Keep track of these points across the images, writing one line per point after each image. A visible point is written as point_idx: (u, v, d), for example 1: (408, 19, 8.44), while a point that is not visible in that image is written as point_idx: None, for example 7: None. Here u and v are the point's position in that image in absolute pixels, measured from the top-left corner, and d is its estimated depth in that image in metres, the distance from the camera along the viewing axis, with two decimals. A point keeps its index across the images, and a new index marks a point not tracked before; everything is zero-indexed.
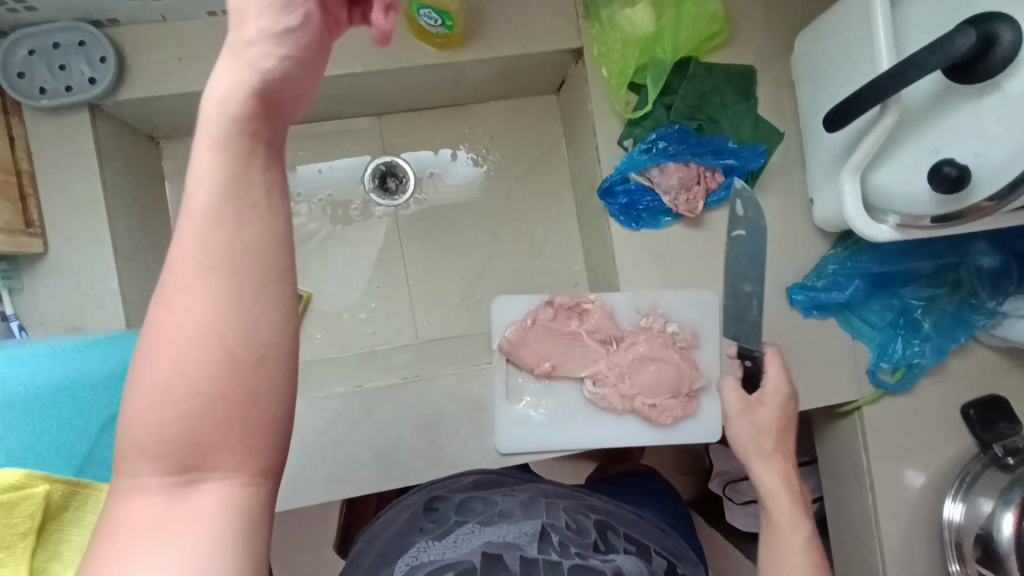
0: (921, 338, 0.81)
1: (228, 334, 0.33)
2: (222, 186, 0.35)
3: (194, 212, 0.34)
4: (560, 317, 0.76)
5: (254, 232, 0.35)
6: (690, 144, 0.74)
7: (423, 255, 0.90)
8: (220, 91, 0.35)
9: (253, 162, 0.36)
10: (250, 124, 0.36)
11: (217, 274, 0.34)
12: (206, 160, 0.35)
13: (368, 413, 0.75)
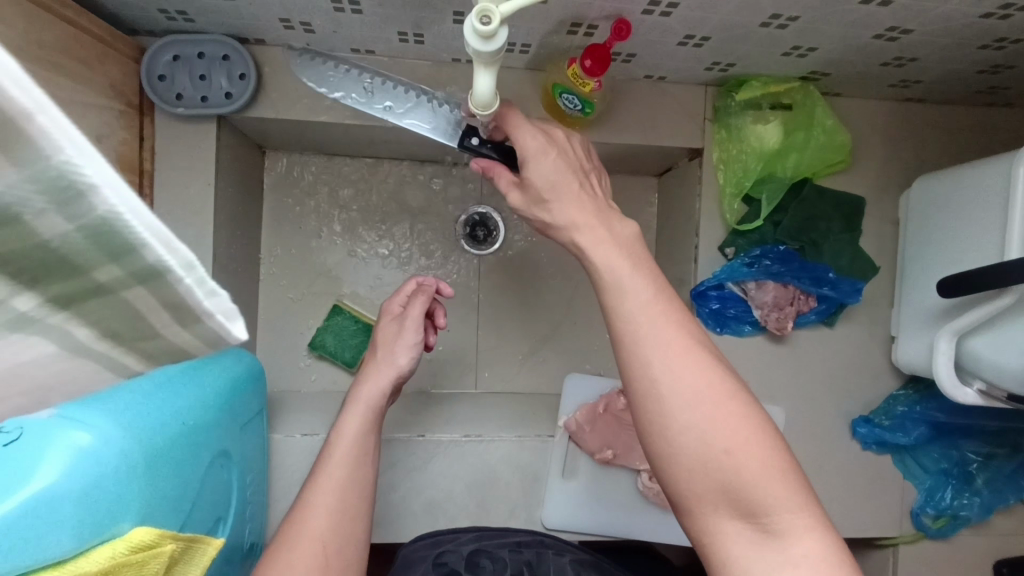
0: (971, 491, 0.81)
1: (336, 542, 0.55)
2: (342, 500, 0.57)
3: (337, 468, 0.59)
4: None
5: (355, 471, 0.60)
6: (793, 267, 0.75)
7: (498, 307, 0.91)
8: (351, 432, 0.62)
9: (361, 462, 0.60)
10: (369, 444, 0.62)
11: (342, 510, 0.57)
12: (330, 488, 0.58)
13: (425, 464, 0.76)
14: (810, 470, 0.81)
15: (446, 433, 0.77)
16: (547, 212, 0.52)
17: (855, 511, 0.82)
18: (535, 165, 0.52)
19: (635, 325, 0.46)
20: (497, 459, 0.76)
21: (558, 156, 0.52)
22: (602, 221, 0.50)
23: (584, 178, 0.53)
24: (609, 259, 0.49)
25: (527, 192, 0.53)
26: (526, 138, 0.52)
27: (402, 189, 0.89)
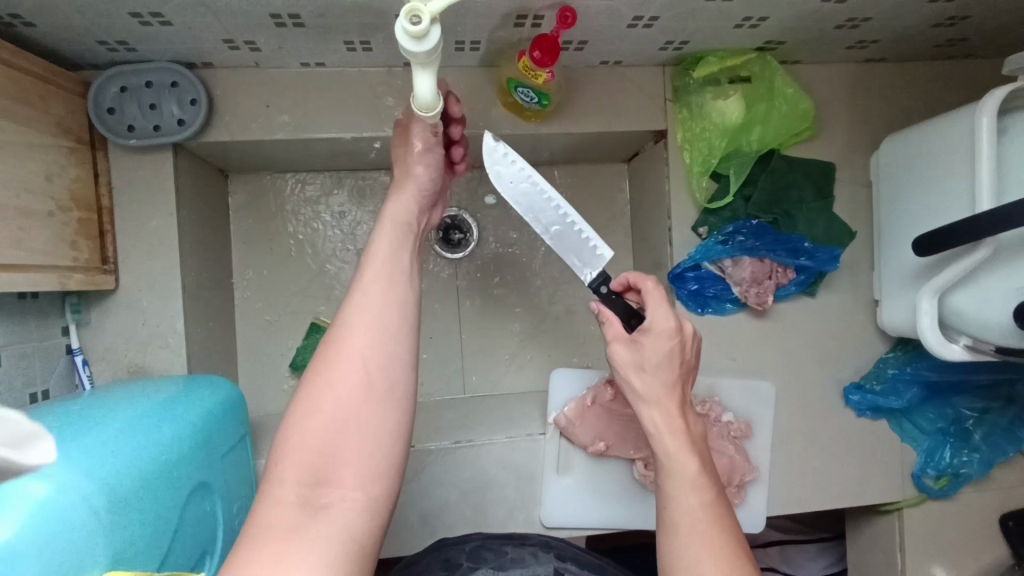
0: (970, 448, 0.81)
1: (371, 386, 0.47)
2: (376, 338, 0.48)
3: (363, 310, 0.49)
4: (620, 399, 0.74)
5: (383, 320, 0.49)
6: (767, 241, 0.75)
7: (478, 310, 0.90)
8: (382, 233, 0.54)
9: (392, 287, 0.51)
10: (399, 258, 0.53)
11: (375, 359, 0.48)
12: (365, 307, 0.49)
13: (418, 475, 0.75)
14: (806, 442, 0.81)
15: (436, 441, 0.77)
16: (640, 378, 0.56)
17: (855, 479, 0.82)
18: (654, 339, 0.56)
19: (683, 515, 0.49)
20: (490, 463, 0.76)
21: (679, 340, 0.56)
22: (684, 414, 0.55)
23: (688, 367, 0.58)
24: (659, 433, 0.54)
25: (637, 352, 0.56)
26: (657, 313, 0.57)
27: (372, 202, 0.88)
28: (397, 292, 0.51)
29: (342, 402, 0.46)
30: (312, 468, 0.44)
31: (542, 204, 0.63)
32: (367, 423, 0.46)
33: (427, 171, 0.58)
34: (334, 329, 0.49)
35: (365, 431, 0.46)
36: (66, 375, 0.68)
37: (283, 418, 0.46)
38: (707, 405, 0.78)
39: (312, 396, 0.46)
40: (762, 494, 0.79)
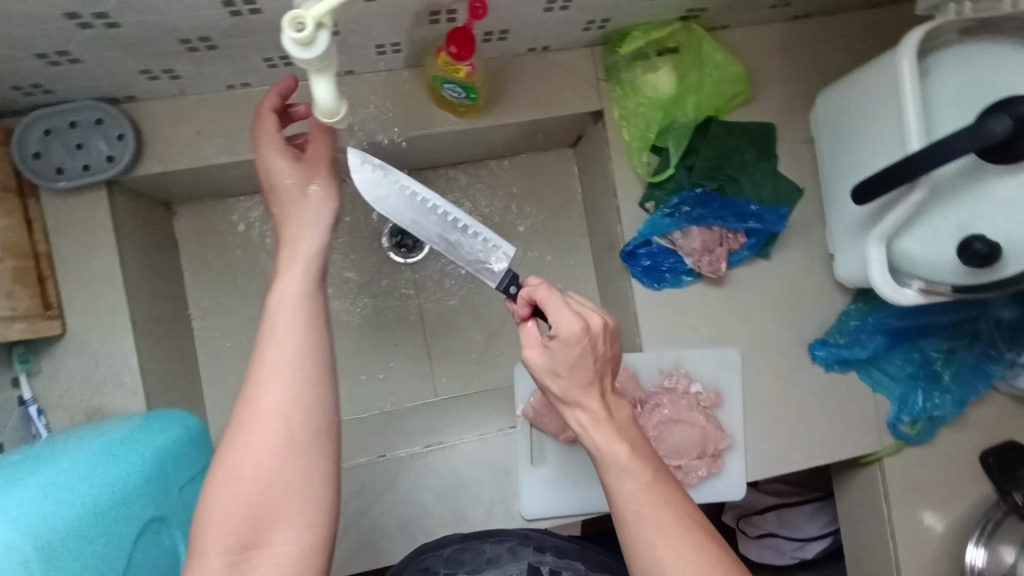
0: (941, 389, 0.81)
1: (294, 436, 0.44)
2: (292, 391, 0.45)
3: (278, 362, 0.46)
4: None
5: (294, 364, 0.46)
6: (712, 208, 0.75)
7: (440, 312, 0.90)
8: (292, 279, 0.49)
9: (304, 334, 0.47)
10: (316, 309, 0.49)
11: (296, 412, 0.45)
12: (282, 355, 0.46)
13: (393, 482, 0.75)
14: (778, 404, 0.81)
15: (407, 448, 0.77)
16: (558, 384, 0.53)
17: (832, 435, 0.82)
18: (563, 338, 0.51)
19: (632, 513, 0.49)
20: (464, 462, 0.76)
21: (586, 338, 0.51)
22: (611, 419, 0.53)
23: (605, 363, 0.54)
24: (587, 430, 0.52)
25: (549, 357, 0.52)
26: (557, 314, 0.52)
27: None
28: (315, 335, 0.48)
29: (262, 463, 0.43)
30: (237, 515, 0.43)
31: (425, 212, 0.60)
32: (290, 478, 0.44)
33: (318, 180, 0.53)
34: (247, 385, 0.46)
35: (291, 483, 0.44)
36: (21, 425, 0.67)
37: (208, 472, 0.45)
38: (673, 378, 0.78)
39: (230, 454, 0.44)
40: (739, 460, 0.79)
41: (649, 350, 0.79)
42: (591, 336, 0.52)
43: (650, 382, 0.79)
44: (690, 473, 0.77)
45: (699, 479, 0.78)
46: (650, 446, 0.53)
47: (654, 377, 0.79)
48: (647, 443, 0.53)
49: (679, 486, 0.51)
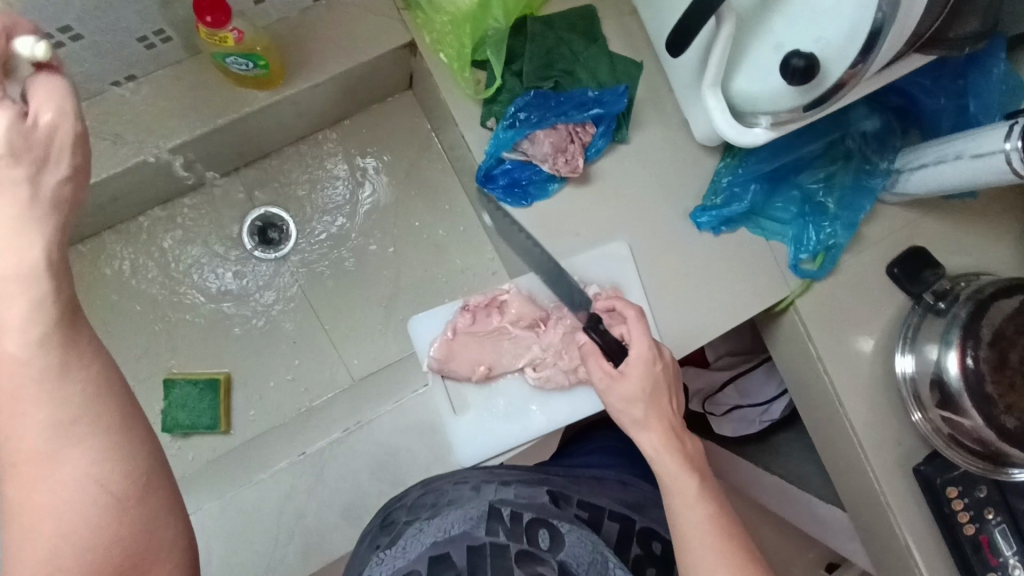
0: (830, 218, 0.81)
1: (112, 488, 0.42)
2: (94, 454, 0.41)
3: (35, 429, 0.40)
4: (479, 318, 0.73)
5: (82, 424, 0.41)
6: (550, 107, 0.73)
7: (329, 295, 0.87)
8: (12, 321, 0.40)
9: (59, 386, 0.41)
10: (61, 340, 0.41)
11: (99, 465, 0.41)
12: (38, 416, 0.40)
13: (321, 475, 0.73)
14: (680, 280, 0.80)
15: (326, 437, 0.75)
16: (636, 412, 0.65)
17: (740, 293, 0.82)
18: (638, 367, 0.64)
19: (695, 537, 0.61)
20: (388, 433, 0.74)
21: (661, 366, 0.64)
22: (684, 448, 0.65)
23: (675, 396, 0.67)
24: (659, 454, 0.64)
25: (622, 382, 0.64)
26: (636, 343, 0.64)
27: (182, 238, 0.85)
28: (93, 381, 0.42)
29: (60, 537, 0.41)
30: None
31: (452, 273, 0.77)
32: (108, 532, 0.42)
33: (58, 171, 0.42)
34: (8, 454, 0.41)
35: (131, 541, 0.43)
36: None
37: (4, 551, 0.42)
38: None
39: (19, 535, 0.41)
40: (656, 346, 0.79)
41: (537, 267, 0.77)
42: (660, 360, 0.65)
43: (549, 300, 0.76)
44: None
45: None
46: (715, 487, 0.65)
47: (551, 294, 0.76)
48: (712, 484, 0.64)
49: (732, 518, 0.63)
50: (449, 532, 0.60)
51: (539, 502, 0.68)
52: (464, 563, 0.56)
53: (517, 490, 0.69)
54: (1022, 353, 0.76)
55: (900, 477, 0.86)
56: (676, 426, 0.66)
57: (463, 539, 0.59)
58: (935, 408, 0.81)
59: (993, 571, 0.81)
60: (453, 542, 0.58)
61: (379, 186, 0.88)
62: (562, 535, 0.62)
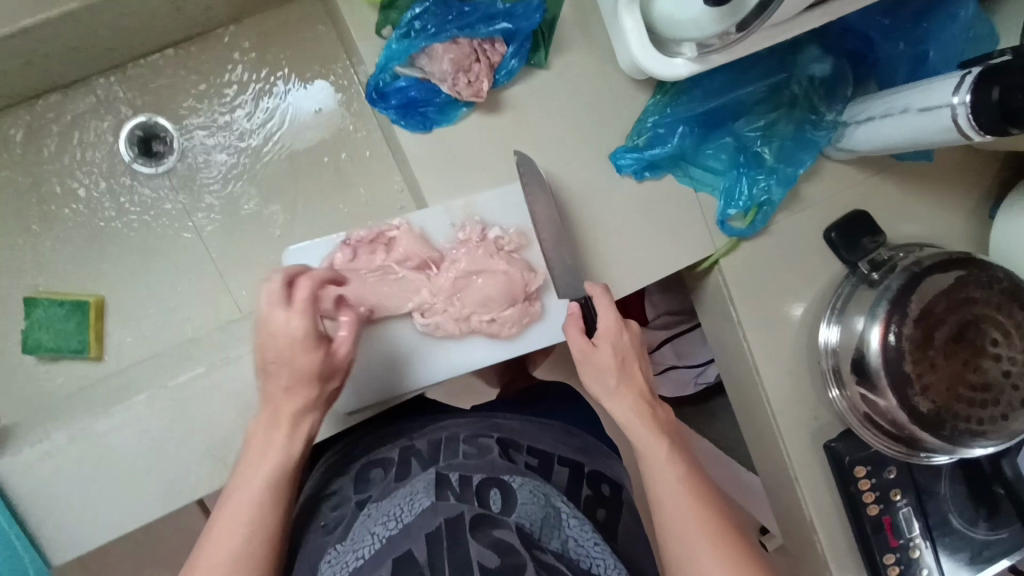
0: (766, 172, 0.74)
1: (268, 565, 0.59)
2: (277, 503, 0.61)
3: (239, 515, 0.59)
4: (361, 254, 0.67)
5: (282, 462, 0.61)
6: (452, 17, 0.65)
7: (218, 219, 0.80)
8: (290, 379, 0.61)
9: (284, 443, 0.61)
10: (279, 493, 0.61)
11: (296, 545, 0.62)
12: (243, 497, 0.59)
13: (182, 413, 0.69)
14: (594, 230, 0.73)
15: (189, 372, 0.71)
16: (608, 381, 0.66)
17: (660, 247, 0.75)
18: (607, 340, 0.66)
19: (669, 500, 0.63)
20: (251, 374, 0.69)
21: (628, 335, 0.67)
22: (654, 414, 0.66)
23: (643, 363, 0.68)
24: (632, 424, 0.65)
25: (594, 352, 0.65)
26: (603, 311, 0.66)
27: (57, 151, 0.77)
28: (269, 466, 0.60)
29: (231, 551, 0.58)
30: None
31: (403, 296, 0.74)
32: None
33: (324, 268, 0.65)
34: (212, 532, 0.58)
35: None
36: None
37: None
38: (467, 230, 0.69)
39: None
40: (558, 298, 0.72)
41: (433, 203, 0.69)
42: (626, 330, 0.67)
43: (444, 240, 0.69)
44: (503, 321, 0.70)
45: (518, 329, 0.71)
46: (685, 451, 0.67)
47: (446, 233, 0.69)
48: (682, 451, 0.66)
49: (704, 478, 0.65)
50: (402, 520, 0.61)
51: (489, 458, 0.72)
52: (424, 558, 0.56)
53: (467, 450, 0.74)
54: (947, 333, 0.70)
55: (812, 452, 0.84)
56: (650, 396, 0.67)
57: (417, 525, 0.59)
58: (854, 384, 0.76)
59: (890, 551, 0.80)
60: (409, 534, 0.59)
61: (297, 102, 0.80)
62: (513, 489, 0.66)
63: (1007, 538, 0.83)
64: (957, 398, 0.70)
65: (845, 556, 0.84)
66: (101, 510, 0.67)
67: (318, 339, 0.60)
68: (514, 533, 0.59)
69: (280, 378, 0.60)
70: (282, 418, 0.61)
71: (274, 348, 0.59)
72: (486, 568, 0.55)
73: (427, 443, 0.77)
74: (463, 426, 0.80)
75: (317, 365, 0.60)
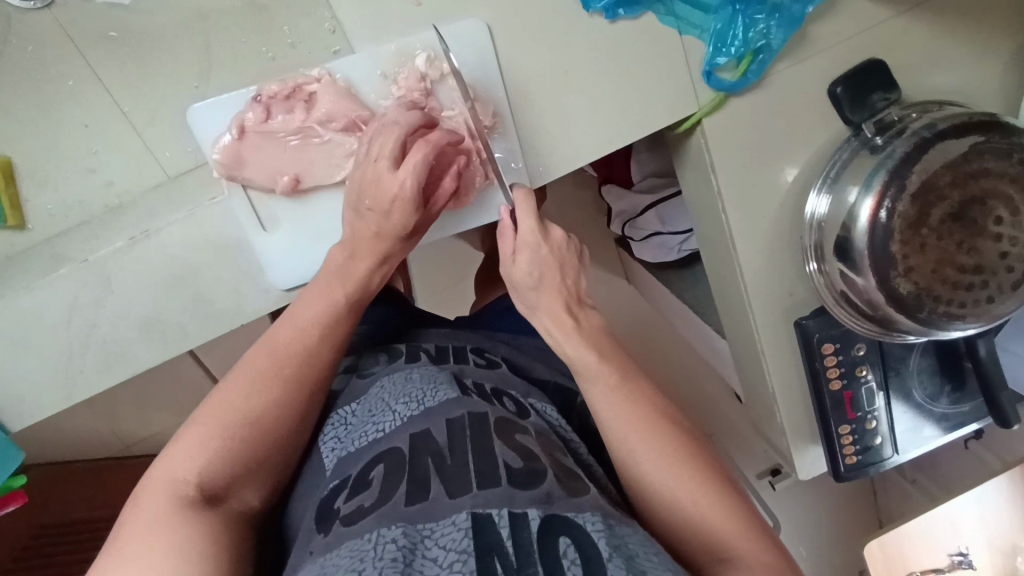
0: (767, 11, 0.62)
1: (265, 418, 0.55)
2: (303, 366, 0.58)
3: (265, 354, 0.58)
4: (275, 112, 0.61)
5: (319, 309, 0.60)
6: None
7: (120, 65, 0.68)
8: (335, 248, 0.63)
9: (322, 328, 0.60)
10: (332, 349, 0.61)
11: (298, 402, 0.57)
12: (273, 348, 0.58)
13: (110, 286, 0.63)
14: (556, 83, 0.63)
15: (111, 243, 0.63)
16: (530, 298, 0.63)
17: (635, 99, 0.64)
18: (524, 252, 0.61)
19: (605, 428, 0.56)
20: (180, 246, 0.63)
21: (546, 247, 0.61)
22: (578, 326, 0.61)
23: (570, 270, 0.64)
24: (552, 333, 0.62)
25: (512, 265, 0.62)
26: (522, 223, 0.61)
27: None
28: (325, 330, 0.60)
29: (256, 389, 0.56)
30: (245, 487, 0.54)
31: None
32: (229, 447, 0.53)
33: (311, 148, 0.62)
34: (233, 372, 0.57)
35: (270, 459, 0.56)
36: None
37: (155, 459, 0.52)
38: (404, 82, 0.61)
39: (183, 445, 0.52)
40: (517, 166, 0.65)
41: (363, 50, 0.61)
42: (548, 243, 0.62)
43: (377, 96, 0.61)
44: (466, 185, 0.65)
45: (484, 185, 0.66)
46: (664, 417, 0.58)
47: (376, 87, 0.61)
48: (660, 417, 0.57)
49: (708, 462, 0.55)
50: (424, 404, 0.58)
51: (495, 374, 0.68)
52: (444, 439, 0.54)
53: (477, 363, 0.70)
54: (946, 210, 0.62)
55: (784, 328, 0.80)
56: (588, 321, 0.63)
57: (441, 410, 0.57)
58: (834, 261, 0.71)
59: (847, 423, 0.81)
60: (430, 417, 0.56)
61: None
62: (536, 410, 0.63)
63: (965, 412, 0.83)
64: (942, 281, 0.64)
65: (802, 422, 0.85)
66: (45, 384, 0.66)
67: (411, 204, 0.58)
68: (534, 439, 0.56)
69: (373, 226, 0.60)
70: (360, 258, 0.62)
71: (375, 197, 0.58)
72: (512, 470, 0.50)
73: (434, 346, 0.72)
74: (466, 339, 0.77)
75: (403, 225, 0.59)
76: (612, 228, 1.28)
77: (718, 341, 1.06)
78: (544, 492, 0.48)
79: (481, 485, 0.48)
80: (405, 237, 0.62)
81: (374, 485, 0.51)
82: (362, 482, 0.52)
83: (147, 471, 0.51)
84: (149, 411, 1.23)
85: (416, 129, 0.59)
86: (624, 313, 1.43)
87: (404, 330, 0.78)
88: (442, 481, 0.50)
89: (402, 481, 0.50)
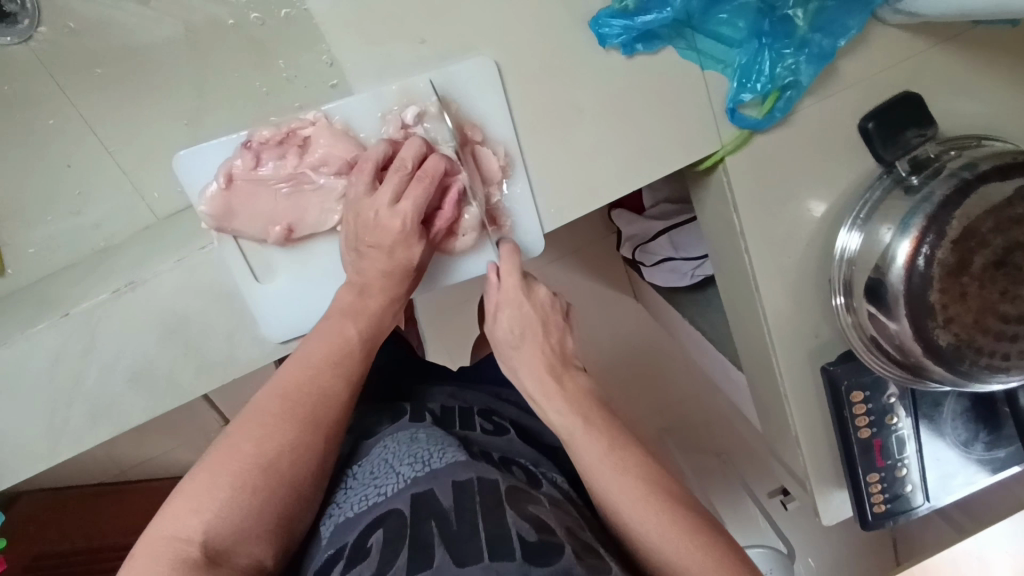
0: (796, 45, 0.57)
1: (275, 465, 0.50)
2: (315, 406, 0.54)
3: (276, 393, 0.53)
4: (267, 157, 0.57)
5: (324, 348, 0.56)
6: None
7: (109, 109, 0.67)
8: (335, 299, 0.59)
9: (335, 364, 0.56)
10: (347, 387, 0.56)
11: (311, 445, 0.52)
12: (285, 386, 0.54)
13: (95, 340, 0.59)
14: (569, 124, 0.59)
15: (95, 296, 0.59)
16: (514, 362, 0.60)
17: (654, 139, 0.60)
18: (507, 310, 0.59)
19: (619, 507, 0.52)
20: (168, 298, 0.59)
21: (528, 304, 0.59)
22: (564, 389, 0.57)
23: (555, 329, 0.61)
24: (536, 399, 0.58)
25: (495, 325, 0.59)
26: (504, 278, 0.59)
27: None
28: (339, 366, 0.56)
29: (267, 432, 0.51)
30: (257, 544, 0.48)
31: None
32: (236, 501, 0.48)
33: (303, 194, 0.58)
34: (244, 413, 0.53)
35: (286, 512, 0.50)
36: None
37: (156, 514, 0.48)
38: (403, 124, 0.57)
39: (186, 498, 0.47)
40: (527, 202, 0.60)
41: (361, 89, 0.57)
42: (532, 303, 0.60)
43: (377, 139, 0.57)
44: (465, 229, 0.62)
45: (475, 239, 0.62)
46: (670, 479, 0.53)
47: (378, 130, 0.57)
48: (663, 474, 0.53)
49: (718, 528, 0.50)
50: (430, 465, 0.53)
51: (503, 439, 0.64)
52: (449, 501, 0.49)
53: (484, 428, 0.66)
54: (989, 257, 0.58)
55: (810, 372, 0.76)
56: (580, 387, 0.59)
57: (446, 472, 0.52)
58: (864, 303, 0.66)
59: (876, 472, 0.76)
60: (436, 479, 0.51)
61: None
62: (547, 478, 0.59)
63: (1001, 457, 0.78)
64: (984, 331, 0.60)
65: (826, 469, 0.81)
66: (29, 443, 0.62)
67: (412, 236, 0.56)
68: (549, 510, 0.51)
69: (377, 265, 0.56)
70: (370, 295, 0.58)
71: (373, 235, 0.55)
72: (528, 543, 0.45)
73: (439, 407, 0.68)
74: (472, 397, 0.73)
75: (409, 260, 0.57)
76: (622, 251, 1.24)
77: (733, 372, 1.02)
78: (563, 567, 0.42)
79: (493, 555, 0.43)
80: (411, 274, 0.59)
81: (373, 554, 0.46)
82: (360, 551, 0.47)
83: (149, 526, 0.47)
84: (146, 443, 1.19)
85: (413, 161, 0.55)
86: (633, 336, 1.39)
87: (406, 387, 0.74)
88: (448, 551, 0.45)
89: (403, 548, 0.45)
